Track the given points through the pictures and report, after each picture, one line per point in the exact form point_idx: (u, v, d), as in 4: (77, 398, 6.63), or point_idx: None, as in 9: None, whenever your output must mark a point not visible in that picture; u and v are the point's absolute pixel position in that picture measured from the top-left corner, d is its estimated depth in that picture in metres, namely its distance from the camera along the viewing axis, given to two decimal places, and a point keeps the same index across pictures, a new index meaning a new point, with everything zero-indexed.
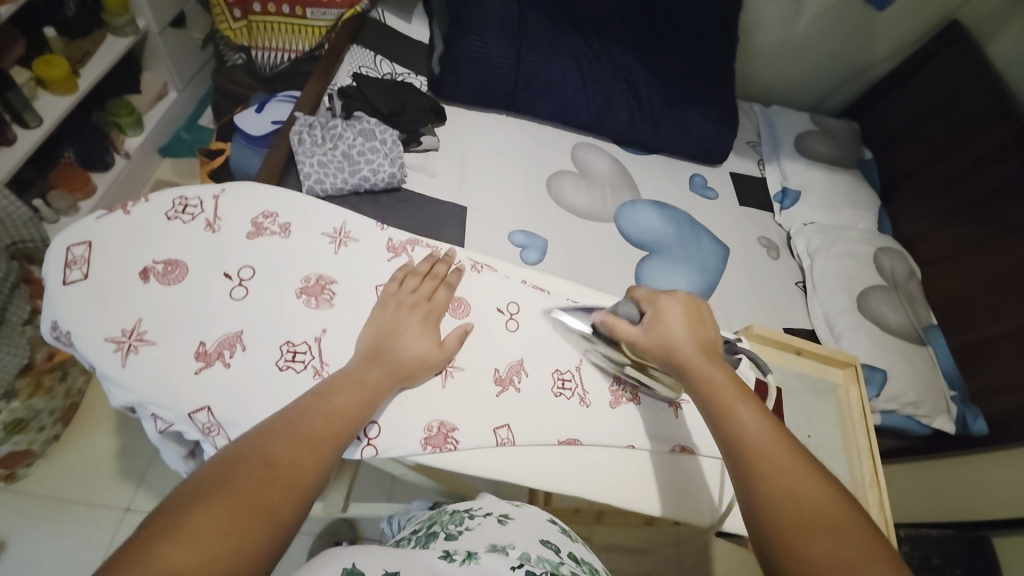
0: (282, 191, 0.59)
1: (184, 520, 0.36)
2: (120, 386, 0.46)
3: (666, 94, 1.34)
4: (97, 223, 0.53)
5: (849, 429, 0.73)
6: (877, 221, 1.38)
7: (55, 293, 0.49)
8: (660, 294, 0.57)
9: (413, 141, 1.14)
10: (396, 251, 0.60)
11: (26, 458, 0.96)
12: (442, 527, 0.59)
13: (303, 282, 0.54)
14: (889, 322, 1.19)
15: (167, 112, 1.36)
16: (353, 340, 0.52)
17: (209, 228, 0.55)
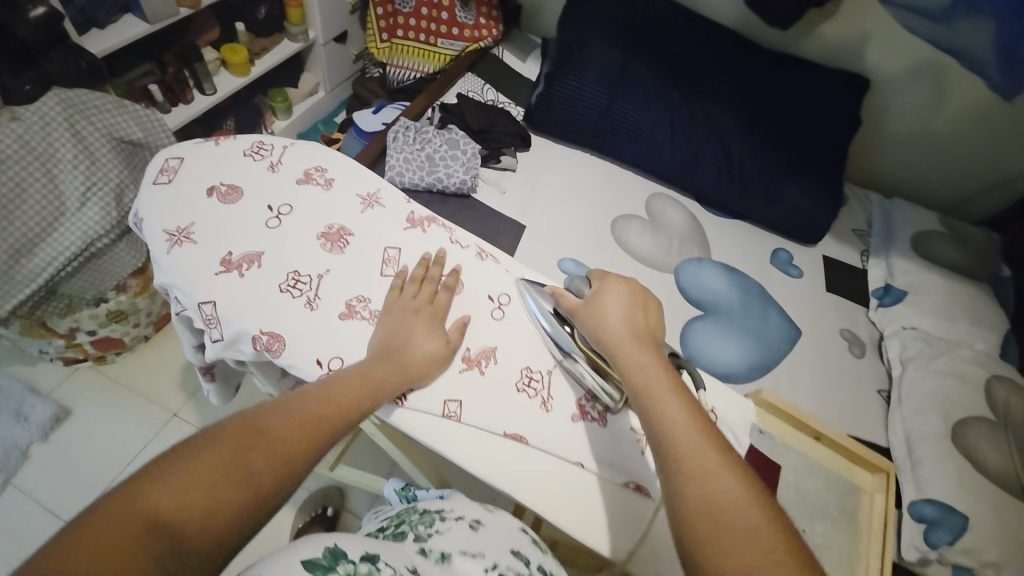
0: (338, 153, 0.68)
1: (181, 464, 0.40)
2: (161, 269, 0.57)
3: (761, 160, 1.29)
4: (194, 146, 0.65)
5: (862, 545, 0.66)
6: (1001, 345, 1.15)
7: (146, 188, 0.61)
8: (609, 274, 0.61)
9: (493, 158, 1.24)
10: (414, 224, 0.65)
11: (115, 347, 1.16)
12: (410, 527, 0.54)
13: (326, 228, 0.62)
14: (991, 465, 0.96)
15: (313, 106, 1.64)
16: (346, 285, 0.59)
17: (271, 168, 0.65)
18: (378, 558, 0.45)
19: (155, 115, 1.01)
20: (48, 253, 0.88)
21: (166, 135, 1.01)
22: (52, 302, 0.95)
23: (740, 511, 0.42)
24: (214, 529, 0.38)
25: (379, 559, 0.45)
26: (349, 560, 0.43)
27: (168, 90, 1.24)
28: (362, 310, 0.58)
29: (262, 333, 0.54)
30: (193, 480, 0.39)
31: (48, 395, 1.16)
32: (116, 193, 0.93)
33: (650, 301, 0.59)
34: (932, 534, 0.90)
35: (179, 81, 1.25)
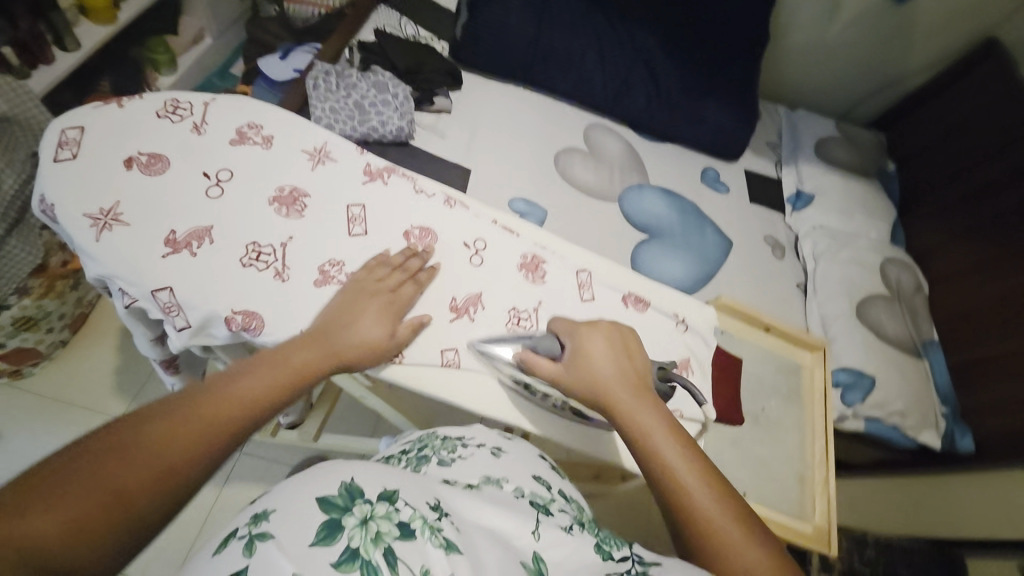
0: (271, 107, 0.63)
1: (129, 435, 0.39)
2: (93, 258, 0.50)
3: (686, 82, 1.33)
4: (93, 112, 0.57)
5: (808, 409, 0.72)
6: (890, 232, 1.34)
7: (45, 167, 0.53)
8: (579, 326, 0.57)
9: (426, 101, 1.16)
10: (372, 177, 0.62)
11: (32, 358, 1.06)
12: (433, 451, 0.57)
13: (277, 191, 0.58)
14: (886, 332, 1.16)
15: (200, 57, 1.47)
16: (314, 250, 0.56)
17: (197, 130, 0.58)
18: (397, 495, 0.41)
19: (15, 81, 0.89)
20: None
21: (36, 103, 0.91)
22: None
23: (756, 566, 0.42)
24: (162, 500, 0.38)
25: (397, 497, 0.41)
26: (366, 501, 0.40)
27: (22, 48, 1.05)
28: (337, 273, 0.56)
29: (235, 313, 0.51)
30: (141, 455, 0.38)
31: None
32: None
33: (631, 341, 0.57)
34: (849, 396, 1.08)
35: (36, 39, 1.06)
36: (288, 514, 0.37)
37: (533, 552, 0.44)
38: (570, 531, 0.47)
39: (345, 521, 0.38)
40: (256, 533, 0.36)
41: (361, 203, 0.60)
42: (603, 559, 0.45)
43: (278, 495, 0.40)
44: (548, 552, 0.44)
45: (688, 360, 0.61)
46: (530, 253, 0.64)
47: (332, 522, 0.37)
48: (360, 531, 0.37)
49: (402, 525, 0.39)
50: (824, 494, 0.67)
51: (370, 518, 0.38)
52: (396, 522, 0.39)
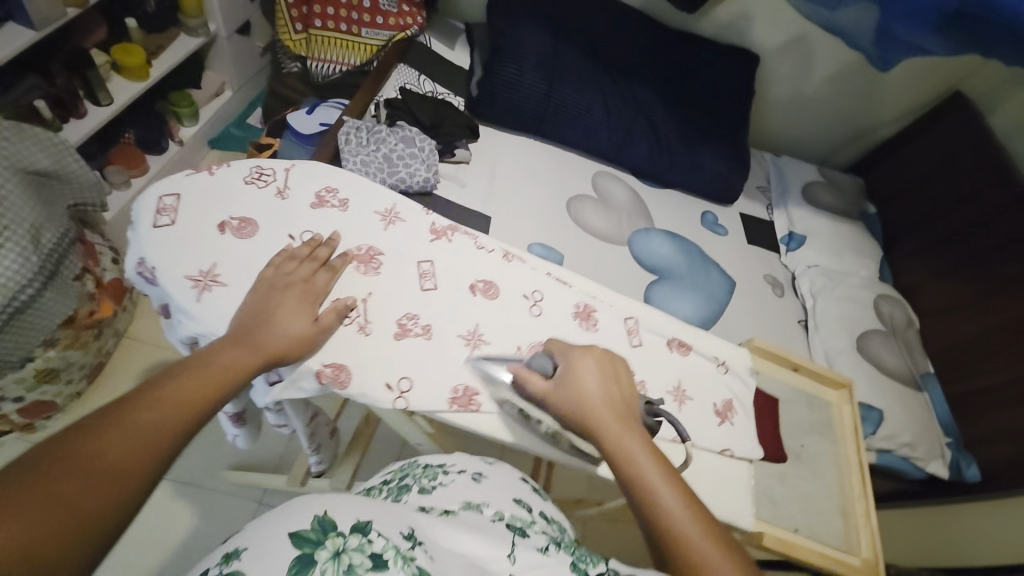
0: (343, 171, 0.69)
1: (76, 442, 0.38)
2: (194, 316, 0.55)
3: (685, 133, 1.42)
4: (186, 179, 0.62)
5: (841, 444, 0.75)
6: (878, 270, 1.44)
7: (147, 232, 0.58)
8: (574, 348, 0.60)
9: (448, 153, 1.24)
10: (438, 234, 0.68)
11: (46, 412, 1.05)
12: (414, 480, 0.58)
13: (355, 251, 0.63)
14: (887, 365, 1.23)
15: (221, 108, 1.52)
16: (392, 305, 0.61)
17: (281, 195, 0.64)
18: (370, 526, 0.41)
19: (53, 136, 0.90)
20: None
21: (75, 157, 0.93)
22: None
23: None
24: (123, 497, 0.38)
25: (370, 528, 0.41)
26: (339, 534, 0.39)
27: (57, 103, 1.09)
28: (414, 327, 0.61)
29: (324, 367, 0.56)
30: (94, 458, 0.38)
31: None
32: (32, 235, 0.84)
33: (618, 365, 0.59)
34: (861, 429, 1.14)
35: (71, 94, 1.10)
36: (259, 552, 0.38)
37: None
38: (546, 552, 0.46)
39: (317, 555, 0.38)
40: (230, 572, 0.37)
41: (430, 259, 0.66)
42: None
43: (251, 532, 0.41)
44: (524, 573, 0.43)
45: (730, 401, 0.67)
46: (585, 303, 0.68)
47: (304, 558, 0.38)
48: (332, 564, 0.37)
49: (374, 557, 0.38)
50: (867, 528, 0.69)
51: (342, 551, 0.38)
52: (368, 553, 0.39)
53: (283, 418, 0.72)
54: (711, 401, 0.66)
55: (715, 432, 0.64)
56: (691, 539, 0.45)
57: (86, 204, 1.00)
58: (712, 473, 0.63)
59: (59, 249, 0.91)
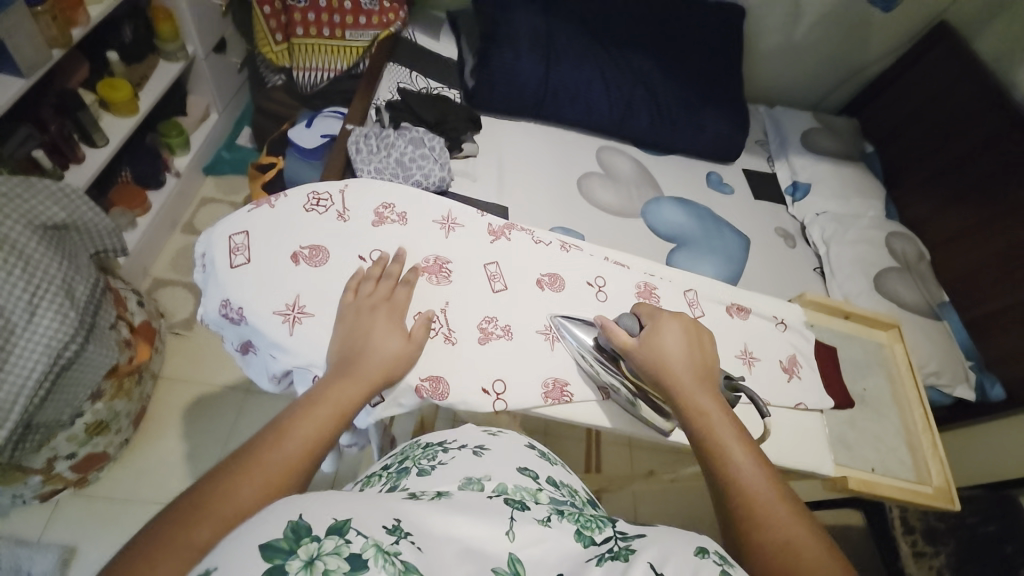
0: (394, 185, 0.72)
1: (208, 488, 0.40)
2: (290, 349, 0.58)
3: (684, 98, 1.43)
4: (249, 216, 0.65)
5: (898, 382, 0.82)
6: (885, 208, 1.47)
7: (226, 273, 0.61)
8: (661, 312, 0.63)
9: (456, 148, 1.23)
10: (496, 234, 0.72)
11: (98, 463, 1.05)
12: (413, 463, 0.53)
13: (424, 262, 0.67)
14: (905, 300, 1.28)
15: (210, 133, 1.49)
16: (470, 312, 0.65)
17: (342, 217, 0.67)
18: (348, 526, 0.34)
19: (63, 185, 0.87)
20: (15, 379, 0.76)
21: (89, 204, 0.90)
22: (28, 439, 0.85)
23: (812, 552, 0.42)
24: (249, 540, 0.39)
25: (349, 527, 0.34)
26: (314, 538, 0.32)
27: (54, 150, 1.08)
28: (496, 329, 0.65)
29: (423, 381, 0.59)
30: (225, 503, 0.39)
31: (39, 542, 1.01)
32: (66, 291, 0.82)
33: (703, 333, 0.62)
34: None
35: (65, 139, 1.08)
36: (227, 570, 0.30)
37: (509, 554, 0.39)
38: (549, 523, 0.43)
39: (289, 566, 0.30)
40: None
41: (495, 260, 0.70)
42: (584, 546, 0.41)
43: (220, 548, 0.32)
44: (526, 551, 0.39)
45: (794, 356, 0.72)
46: (645, 281, 0.73)
47: (275, 571, 0.30)
48: (305, 575, 0.30)
49: (353, 559, 0.32)
50: (936, 456, 0.77)
51: (317, 557, 0.31)
52: (346, 556, 0.32)
53: (357, 436, 0.73)
54: (778, 358, 0.71)
55: (787, 389, 0.69)
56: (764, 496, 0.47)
57: (105, 250, 0.97)
58: (789, 428, 0.68)
59: (91, 301, 0.89)
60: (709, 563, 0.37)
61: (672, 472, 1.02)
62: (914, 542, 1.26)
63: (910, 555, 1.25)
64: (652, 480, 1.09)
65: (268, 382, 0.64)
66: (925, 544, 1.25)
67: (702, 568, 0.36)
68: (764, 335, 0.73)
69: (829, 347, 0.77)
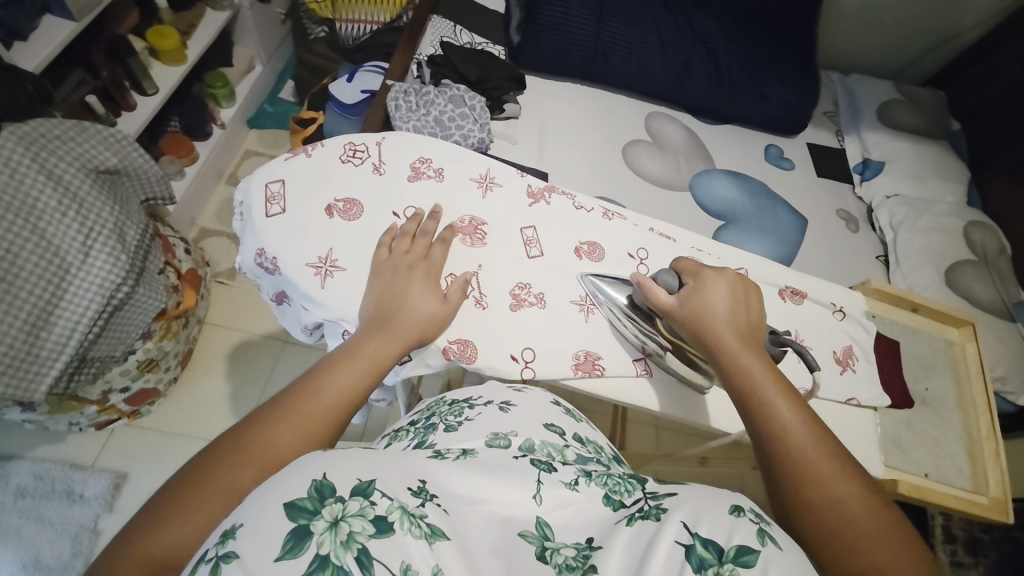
0: (433, 141, 0.69)
1: (243, 431, 0.41)
2: (321, 303, 0.58)
3: (749, 60, 1.31)
4: (285, 164, 0.65)
5: (964, 384, 0.75)
6: (966, 193, 1.33)
7: (261, 220, 0.61)
8: (705, 268, 0.59)
9: (497, 108, 1.18)
10: (535, 197, 0.69)
11: (148, 398, 1.13)
12: (440, 418, 0.53)
13: (459, 223, 0.65)
14: (977, 297, 1.17)
15: (253, 86, 1.50)
16: (502, 277, 0.63)
17: (378, 170, 0.66)
18: (373, 486, 0.34)
19: (114, 130, 0.89)
20: (70, 316, 0.81)
21: (139, 151, 0.92)
22: (84, 371, 0.91)
23: (862, 524, 0.41)
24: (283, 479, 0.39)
25: (373, 488, 0.34)
26: (338, 499, 0.33)
27: (106, 97, 1.11)
28: (528, 296, 0.63)
29: (450, 343, 0.58)
30: (258, 444, 0.40)
31: (93, 467, 1.10)
32: (117, 235, 0.85)
33: (750, 292, 0.58)
34: None
35: (117, 85, 1.11)
36: (253, 526, 0.31)
37: (537, 518, 0.40)
38: (576, 488, 0.43)
39: (314, 526, 0.31)
40: (223, 553, 0.31)
41: (532, 225, 0.67)
42: (613, 510, 0.41)
43: (250, 506, 0.33)
44: (553, 515, 0.40)
45: (849, 347, 0.66)
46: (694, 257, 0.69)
47: (301, 530, 0.31)
48: (330, 535, 0.31)
49: (378, 521, 0.32)
50: (997, 466, 0.70)
51: (341, 518, 0.32)
52: (371, 517, 0.32)
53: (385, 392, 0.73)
54: (831, 349, 0.66)
55: (837, 382, 0.64)
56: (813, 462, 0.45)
57: (154, 197, 0.99)
58: (839, 423, 0.64)
59: (140, 247, 0.92)
60: (745, 522, 0.38)
61: (697, 453, 1.00)
62: (954, 551, 1.17)
63: (947, 564, 1.18)
64: (674, 456, 1.07)
65: (301, 334, 0.64)
66: (964, 555, 1.17)
67: (736, 528, 0.37)
68: (818, 321, 0.67)
69: (888, 341, 0.71)
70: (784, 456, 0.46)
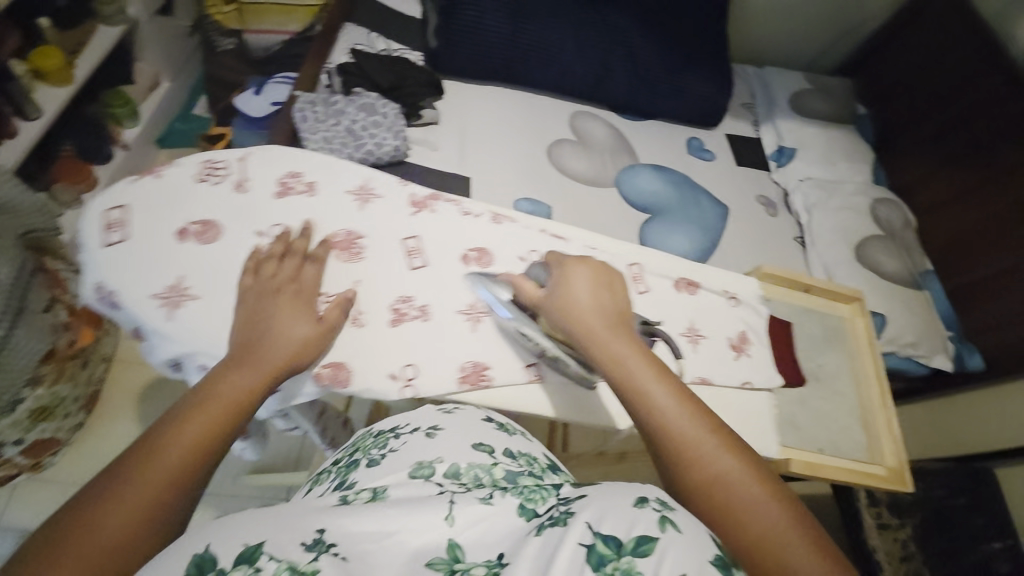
0: (303, 153, 0.67)
1: (66, 518, 0.38)
2: (170, 336, 0.56)
3: (665, 57, 1.35)
4: (131, 187, 0.61)
5: (858, 358, 0.78)
6: (872, 173, 1.41)
7: (102, 250, 0.58)
8: (566, 258, 0.59)
9: (414, 115, 1.16)
10: (419, 205, 0.67)
11: (50, 448, 1.04)
12: (363, 453, 0.54)
13: (332, 238, 0.63)
14: (886, 269, 1.23)
15: (160, 103, 1.42)
16: (383, 291, 0.62)
17: (239, 188, 0.64)
18: (259, 551, 0.36)
19: None
20: None
21: (10, 181, 0.83)
22: None
23: (740, 489, 0.42)
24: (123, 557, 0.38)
25: (260, 552, 0.36)
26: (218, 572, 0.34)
27: None
28: (409, 310, 0.62)
29: (321, 368, 0.57)
30: (86, 527, 0.37)
31: None
32: None
33: (613, 278, 0.58)
34: None
35: None
36: None
37: (448, 540, 0.40)
38: (490, 501, 0.42)
39: None
40: None
41: (414, 234, 0.65)
42: (526, 520, 0.41)
43: None
44: (465, 534, 0.40)
45: (744, 333, 0.68)
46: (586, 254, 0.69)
47: None
48: None
49: None
50: (891, 436, 0.74)
51: None
52: None
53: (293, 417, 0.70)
54: (726, 336, 0.67)
55: (729, 369, 0.65)
56: (689, 438, 0.46)
57: (38, 230, 0.91)
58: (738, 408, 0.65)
59: (18, 286, 0.84)
60: (648, 512, 0.36)
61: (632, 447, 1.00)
62: None
63: None
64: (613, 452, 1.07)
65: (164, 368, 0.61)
66: (889, 517, 1.13)
67: (639, 518, 0.36)
68: (712, 309, 0.69)
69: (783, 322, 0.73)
70: (662, 441, 0.46)
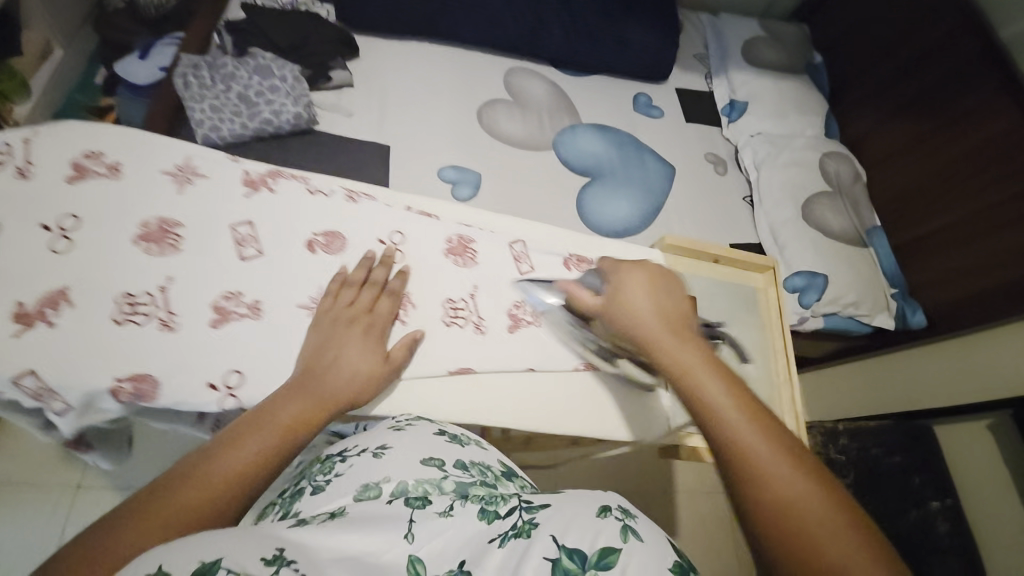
0: (108, 132, 0.62)
1: (95, 533, 0.37)
2: None
3: (604, 7, 1.26)
4: None
5: (768, 330, 0.75)
6: (824, 125, 1.33)
7: None
8: (620, 265, 0.61)
9: (322, 76, 1.05)
10: (253, 185, 0.64)
11: None
12: (309, 480, 0.50)
13: (142, 228, 0.58)
14: (832, 227, 1.19)
15: (52, 74, 1.27)
16: (206, 287, 0.58)
17: (21, 174, 0.57)
18: (218, 565, 0.30)
19: None
20: None
21: None
22: None
23: (787, 496, 0.39)
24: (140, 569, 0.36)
25: (219, 567, 0.30)
26: None
27: None
28: (235, 308, 0.58)
29: (122, 383, 0.52)
30: (116, 543, 0.37)
31: None
32: None
33: (669, 282, 0.59)
34: (804, 298, 1.11)
35: None
36: None
37: (409, 555, 0.39)
38: (449, 514, 0.42)
39: None
40: None
41: (247, 221, 0.62)
42: (488, 523, 0.41)
43: None
44: (427, 549, 0.39)
45: None
46: (456, 230, 0.70)
47: None
48: None
49: None
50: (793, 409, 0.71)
51: None
52: None
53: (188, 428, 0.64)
54: None
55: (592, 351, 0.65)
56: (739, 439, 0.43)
57: None
58: None
59: None
60: (610, 522, 0.38)
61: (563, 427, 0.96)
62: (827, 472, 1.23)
63: None
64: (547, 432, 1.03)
65: None
66: None
67: (601, 529, 0.37)
68: None
69: None
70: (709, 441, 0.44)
